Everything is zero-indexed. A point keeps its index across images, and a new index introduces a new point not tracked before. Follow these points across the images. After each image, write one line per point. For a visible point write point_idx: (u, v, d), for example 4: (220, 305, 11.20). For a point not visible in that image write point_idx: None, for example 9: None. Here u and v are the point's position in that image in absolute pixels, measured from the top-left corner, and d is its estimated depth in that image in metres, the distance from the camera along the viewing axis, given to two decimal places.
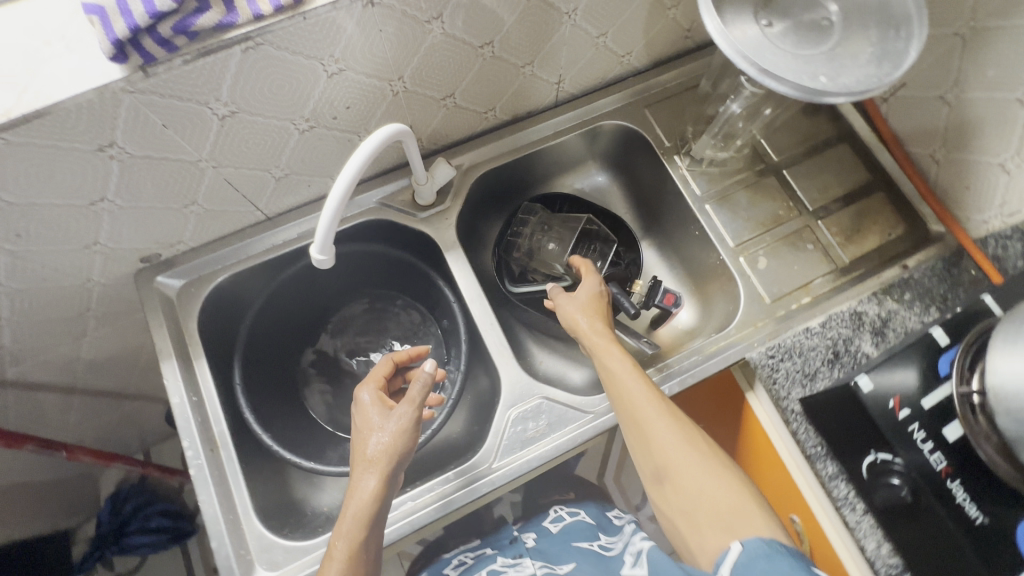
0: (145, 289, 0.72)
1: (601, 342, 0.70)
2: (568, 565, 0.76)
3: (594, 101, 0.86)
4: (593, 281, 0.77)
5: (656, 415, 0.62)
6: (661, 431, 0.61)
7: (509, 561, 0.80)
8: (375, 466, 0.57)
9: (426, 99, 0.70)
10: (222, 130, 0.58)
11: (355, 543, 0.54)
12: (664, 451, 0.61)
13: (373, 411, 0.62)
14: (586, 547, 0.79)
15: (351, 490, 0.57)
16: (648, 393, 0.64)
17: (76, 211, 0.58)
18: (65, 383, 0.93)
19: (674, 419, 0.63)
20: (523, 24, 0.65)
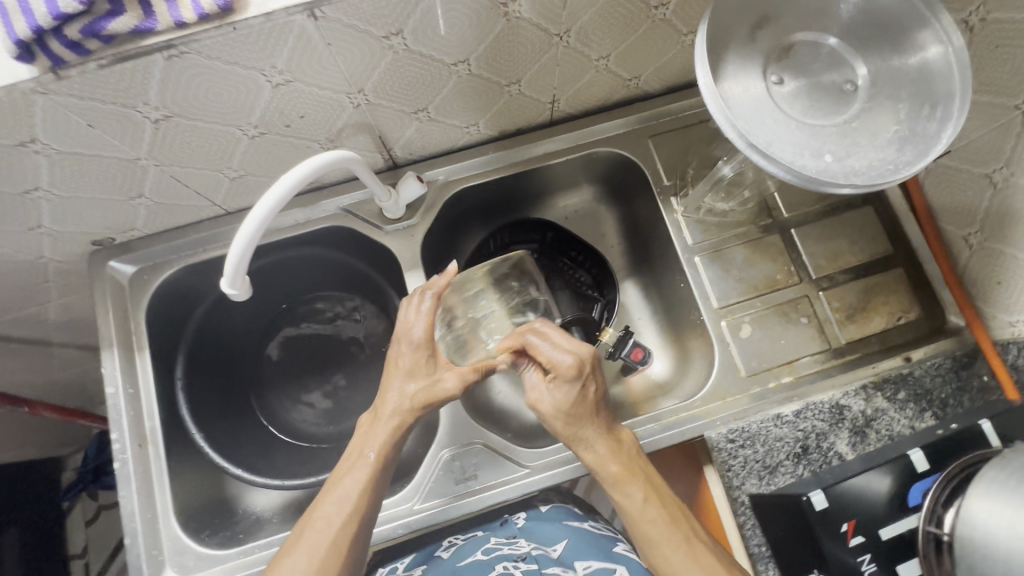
0: (98, 271, 0.71)
1: (607, 457, 0.62)
2: (560, 545, 0.66)
3: (593, 124, 0.78)
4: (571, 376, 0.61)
5: (679, 558, 0.58)
6: (683, 574, 0.58)
7: (501, 539, 0.69)
8: (419, 409, 0.61)
9: (396, 112, 0.64)
10: (158, 133, 0.54)
11: (385, 460, 0.60)
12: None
13: (426, 357, 0.62)
14: (577, 526, 0.70)
15: (387, 413, 0.61)
16: (670, 534, 0.59)
17: (10, 198, 0.56)
18: (41, 337, 0.94)
19: (697, 557, 0.58)
20: (504, 44, 0.58)
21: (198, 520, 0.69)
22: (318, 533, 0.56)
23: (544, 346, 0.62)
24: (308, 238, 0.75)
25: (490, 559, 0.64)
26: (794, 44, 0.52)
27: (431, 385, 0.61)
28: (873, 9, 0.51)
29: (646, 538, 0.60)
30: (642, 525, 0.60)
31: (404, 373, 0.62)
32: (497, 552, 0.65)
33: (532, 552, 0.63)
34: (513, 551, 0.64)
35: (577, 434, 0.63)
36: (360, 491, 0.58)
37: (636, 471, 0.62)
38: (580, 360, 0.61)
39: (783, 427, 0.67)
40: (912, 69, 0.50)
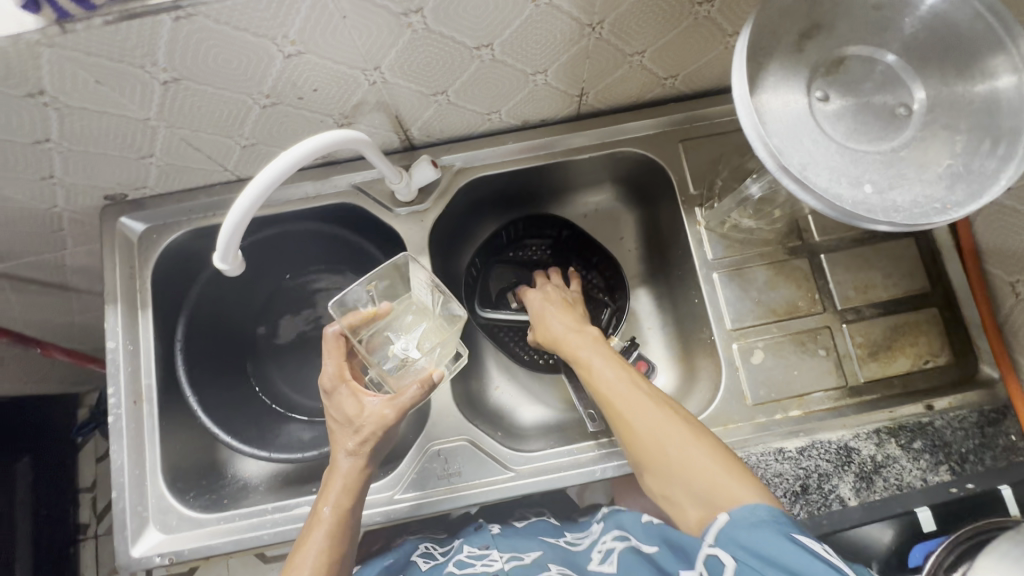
0: (109, 226, 0.71)
1: (573, 331, 0.67)
2: (535, 554, 0.65)
3: (621, 123, 0.74)
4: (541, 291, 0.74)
5: (627, 399, 0.58)
6: (627, 411, 0.58)
7: (475, 552, 0.66)
8: (361, 449, 0.57)
9: (412, 93, 0.61)
10: (168, 95, 0.53)
11: (343, 510, 0.56)
12: (637, 437, 0.56)
13: (348, 395, 0.59)
14: (554, 544, 0.68)
15: (339, 464, 0.58)
16: (618, 376, 0.60)
17: (22, 147, 0.56)
18: (59, 281, 0.96)
19: (641, 395, 0.58)
20: (531, 31, 0.55)
21: (185, 481, 0.70)
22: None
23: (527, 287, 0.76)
24: (317, 213, 0.74)
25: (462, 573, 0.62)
26: (847, 57, 0.47)
27: (358, 420, 0.58)
28: (942, 26, 0.45)
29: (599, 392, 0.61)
30: (593, 376, 0.62)
31: (336, 420, 0.59)
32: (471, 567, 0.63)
33: (505, 568, 0.61)
34: (486, 566, 0.62)
35: (546, 329, 0.69)
36: (325, 547, 0.54)
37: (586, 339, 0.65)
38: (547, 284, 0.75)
39: (783, 462, 0.63)
40: (978, 98, 0.45)
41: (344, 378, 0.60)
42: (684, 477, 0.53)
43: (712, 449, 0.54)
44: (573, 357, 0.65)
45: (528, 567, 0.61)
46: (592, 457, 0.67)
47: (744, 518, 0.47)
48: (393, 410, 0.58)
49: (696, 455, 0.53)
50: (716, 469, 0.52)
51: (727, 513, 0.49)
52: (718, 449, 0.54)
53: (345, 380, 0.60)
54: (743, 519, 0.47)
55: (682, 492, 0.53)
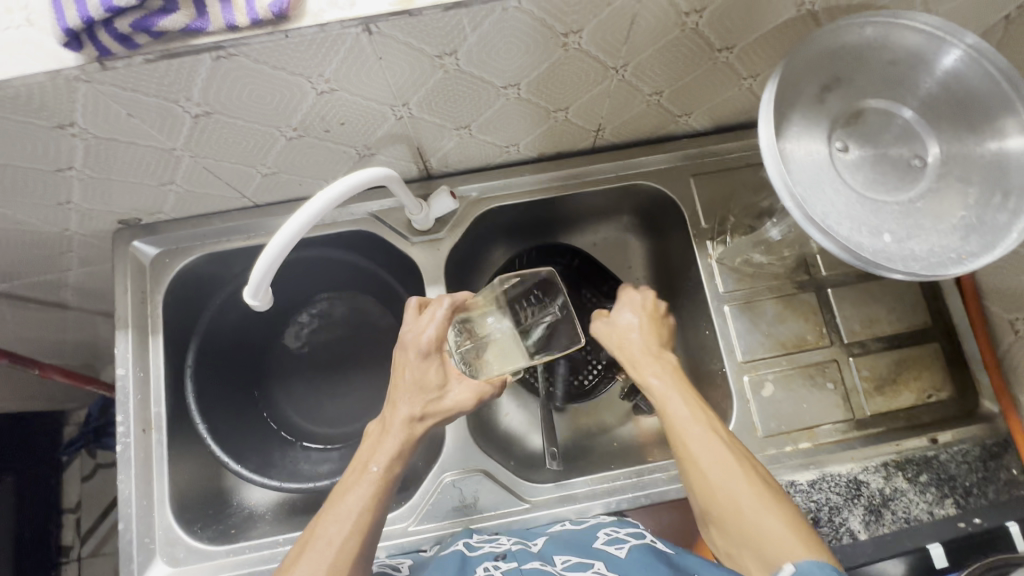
0: (121, 249, 0.71)
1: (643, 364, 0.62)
2: (541, 541, 0.61)
3: (635, 156, 0.76)
4: (630, 309, 0.67)
5: (704, 443, 0.56)
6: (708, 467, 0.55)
7: (482, 538, 0.62)
8: (428, 417, 0.57)
9: (436, 126, 0.62)
10: (197, 127, 0.53)
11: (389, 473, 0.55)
12: (710, 488, 0.54)
13: (433, 365, 0.59)
14: (560, 530, 0.63)
15: (394, 427, 0.57)
16: (693, 419, 0.57)
17: (43, 175, 0.55)
18: (58, 302, 0.94)
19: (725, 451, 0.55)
20: (557, 72, 0.57)
21: (193, 512, 0.68)
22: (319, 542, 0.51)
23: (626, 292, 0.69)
24: (333, 239, 0.74)
25: (474, 556, 0.58)
26: (865, 110, 0.49)
27: (435, 389, 0.58)
28: (955, 85, 0.48)
29: (672, 429, 0.58)
30: (669, 412, 0.58)
31: (411, 378, 0.58)
32: (479, 549, 0.59)
33: (511, 548, 0.59)
34: (494, 549, 0.59)
35: (622, 342, 0.65)
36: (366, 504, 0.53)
37: (667, 367, 0.62)
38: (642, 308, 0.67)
39: (794, 495, 0.65)
40: (989, 153, 0.47)
41: (439, 347, 0.59)
42: (751, 532, 0.52)
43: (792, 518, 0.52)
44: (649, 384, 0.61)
45: (534, 554, 0.58)
46: (606, 488, 0.68)
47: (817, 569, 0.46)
48: (474, 397, 0.59)
49: (770, 521, 0.52)
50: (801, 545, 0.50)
51: (794, 566, 0.47)
52: (791, 513, 0.53)
53: (440, 350, 0.59)
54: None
55: (747, 553, 0.52)
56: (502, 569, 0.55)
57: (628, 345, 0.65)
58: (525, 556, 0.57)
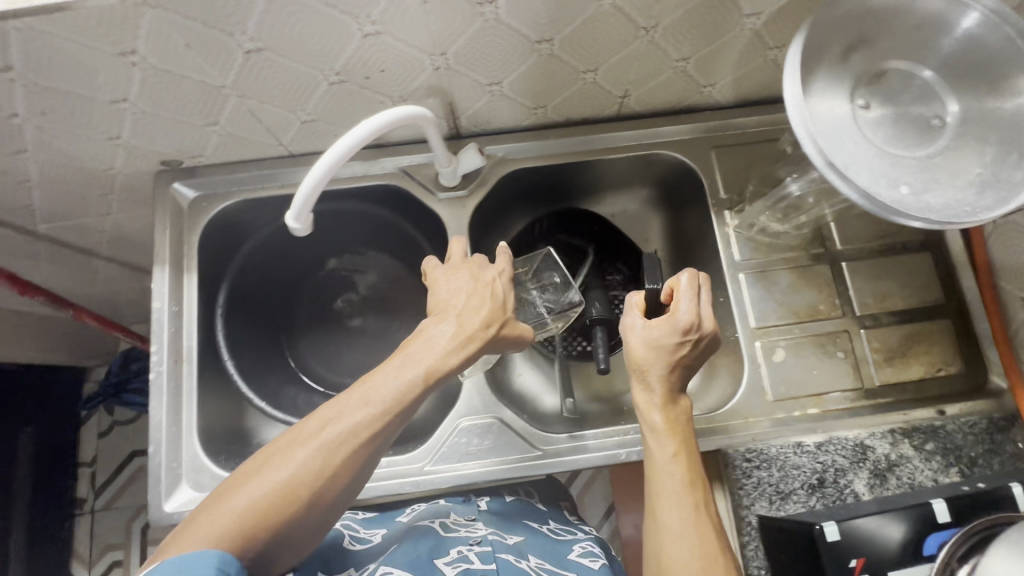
0: (162, 190, 0.74)
1: (653, 404, 0.62)
2: (517, 538, 0.71)
3: (658, 126, 0.78)
4: (670, 330, 0.62)
5: (681, 517, 0.56)
6: (677, 537, 0.55)
7: (461, 522, 0.72)
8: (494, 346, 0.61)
9: (470, 81, 0.65)
10: (247, 65, 0.56)
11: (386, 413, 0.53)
12: (673, 566, 0.54)
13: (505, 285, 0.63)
14: (539, 530, 0.75)
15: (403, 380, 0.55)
16: (681, 493, 0.57)
17: (99, 105, 0.59)
18: (92, 250, 0.99)
19: (700, 528, 0.55)
20: (591, 29, 0.59)
21: (217, 444, 0.72)
22: (336, 429, 0.52)
23: (694, 283, 0.63)
24: (363, 192, 0.77)
25: (449, 537, 0.67)
26: (887, 71, 0.51)
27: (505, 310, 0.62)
28: (975, 47, 0.50)
29: (657, 482, 0.59)
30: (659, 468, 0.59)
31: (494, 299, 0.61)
32: (456, 532, 0.69)
33: (487, 537, 0.68)
34: (471, 534, 0.68)
35: (643, 366, 0.62)
36: (356, 428, 0.52)
37: (680, 419, 0.62)
38: (694, 326, 0.61)
39: (801, 455, 0.66)
40: (1007, 114, 0.49)
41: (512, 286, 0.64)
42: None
43: None
44: (652, 427, 0.61)
45: (509, 546, 0.68)
46: (616, 441, 0.69)
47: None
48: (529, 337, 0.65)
49: None
50: None
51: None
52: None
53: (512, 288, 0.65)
54: None
55: None
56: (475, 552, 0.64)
57: (651, 371, 0.62)
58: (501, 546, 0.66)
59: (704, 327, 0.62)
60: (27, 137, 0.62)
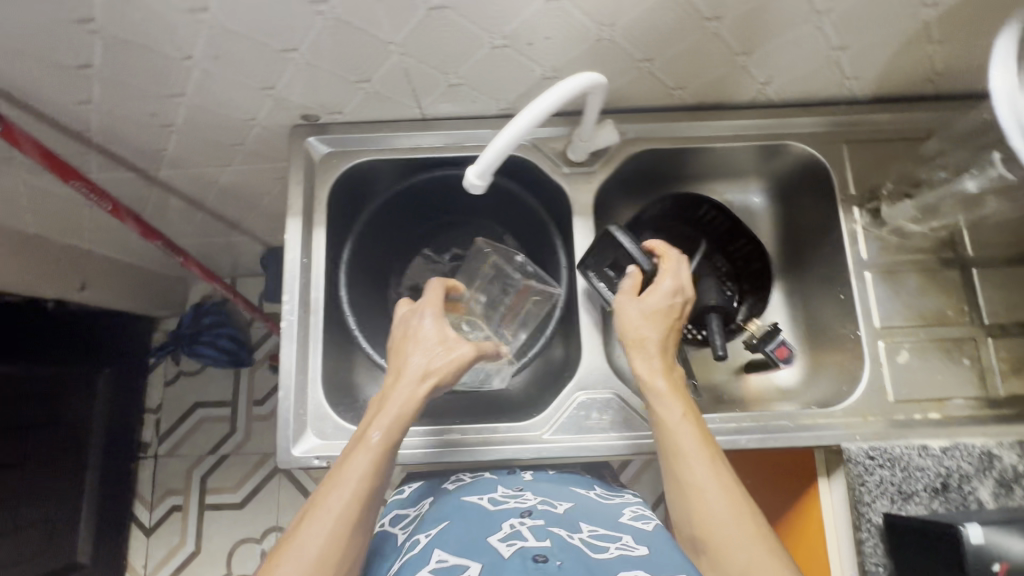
0: (296, 144, 0.75)
1: (656, 370, 0.63)
2: (567, 505, 0.68)
3: (791, 117, 0.77)
4: (665, 289, 0.67)
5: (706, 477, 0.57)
6: (707, 492, 0.56)
7: (509, 494, 0.70)
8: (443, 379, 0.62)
9: (624, 56, 0.64)
10: (424, 22, 0.56)
11: (390, 439, 0.58)
12: (710, 527, 0.55)
13: (435, 324, 0.65)
14: (587, 495, 0.72)
15: (378, 432, 0.58)
16: (700, 450, 0.58)
17: (270, 53, 0.60)
18: (198, 199, 1.01)
19: (724, 480, 0.57)
20: (764, 10, 0.58)
21: (336, 395, 0.74)
22: (342, 493, 0.55)
23: (676, 258, 0.68)
24: None
25: (497, 513, 0.65)
26: None
27: (440, 348, 0.63)
28: None
29: (675, 450, 0.59)
30: (675, 436, 0.59)
31: (420, 338, 0.64)
32: (504, 505, 0.67)
33: (536, 506, 0.66)
34: (520, 505, 0.67)
35: (641, 336, 0.65)
36: (367, 471, 0.56)
37: (671, 380, 0.63)
38: (680, 291, 0.67)
39: (925, 458, 0.65)
40: None
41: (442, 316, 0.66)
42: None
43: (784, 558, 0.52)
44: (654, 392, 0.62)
45: (561, 514, 0.65)
46: (733, 428, 0.69)
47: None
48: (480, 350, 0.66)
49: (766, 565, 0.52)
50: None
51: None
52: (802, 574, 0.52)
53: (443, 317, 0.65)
54: None
55: None
56: (527, 526, 0.60)
57: (647, 339, 0.65)
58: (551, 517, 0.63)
59: (687, 292, 0.68)
60: (191, 81, 0.64)
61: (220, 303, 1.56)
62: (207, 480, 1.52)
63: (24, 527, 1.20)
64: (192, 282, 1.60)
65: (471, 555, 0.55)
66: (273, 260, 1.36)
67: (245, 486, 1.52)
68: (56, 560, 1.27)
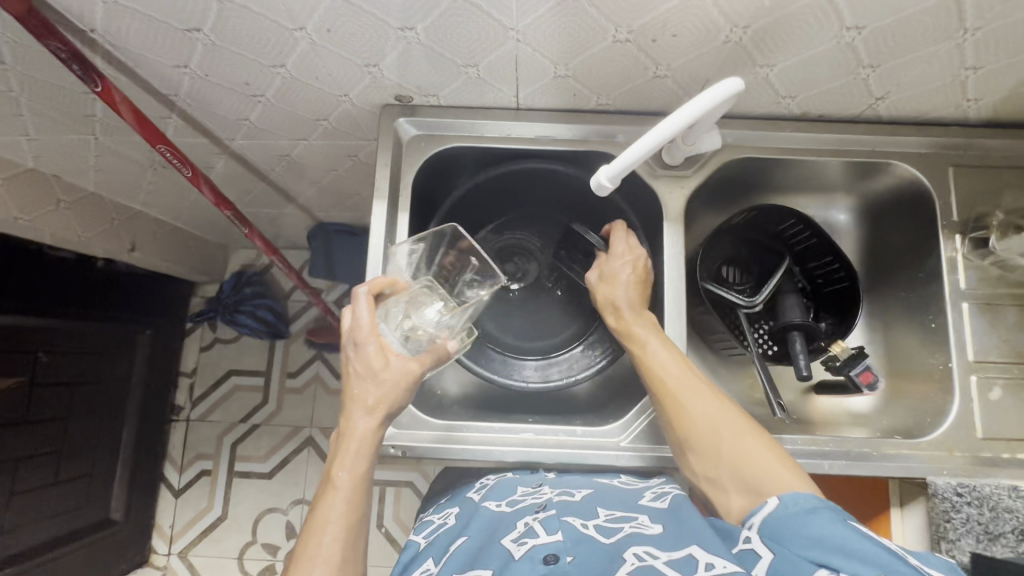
0: (386, 124, 0.73)
1: (628, 316, 0.68)
2: (586, 492, 0.66)
3: (898, 135, 0.74)
4: (620, 244, 0.73)
5: (682, 387, 0.63)
6: (689, 402, 0.62)
7: (527, 490, 0.68)
8: (380, 405, 0.62)
9: (747, 60, 0.61)
10: (555, 10, 0.54)
11: (358, 475, 0.61)
12: (695, 422, 0.62)
13: (374, 351, 0.62)
14: (608, 483, 0.69)
15: (341, 477, 0.61)
16: (678, 367, 0.64)
17: (385, 30, 0.58)
18: (263, 169, 1.00)
19: (700, 388, 0.63)
20: (909, 25, 0.56)
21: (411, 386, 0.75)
22: (325, 536, 0.58)
23: (618, 232, 0.74)
24: (577, 157, 0.76)
25: (512, 512, 0.64)
26: None
27: (381, 376, 0.62)
28: None
29: (652, 373, 0.65)
30: (652, 363, 0.65)
31: (357, 370, 0.63)
32: (521, 504, 0.65)
33: (553, 499, 0.65)
34: (536, 501, 0.65)
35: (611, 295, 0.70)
36: (343, 513, 0.60)
37: (639, 323, 0.68)
38: (632, 252, 0.72)
39: (1016, 500, 0.64)
40: None
41: (374, 333, 0.62)
42: (736, 461, 0.59)
43: (765, 443, 0.60)
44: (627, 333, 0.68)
45: (577, 504, 0.63)
46: (814, 450, 0.68)
47: (798, 504, 0.53)
48: (419, 364, 0.64)
49: (751, 446, 0.60)
50: (770, 462, 0.58)
51: (778, 498, 0.55)
52: (780, 450, 0.60)
53: (376, 335, 0.62)
54: (794, 503, 0.53)
55: (727, 475, 0.60)
56: (541, 521, 0.61)
57: (612, 296, 0.70)
58: (567, 510, 0.62)
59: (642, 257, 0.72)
60: (295, 52, 0.62)
61: (262, 273, 1.58)
62: (237, 448, 1.52)
63: (63, 480, 1.20)
64: (233, 249, 1.59)
65: (485, 562, 0.57)
66: (320, 235, 1.35)
67: (274, 457, 1.51)
68: (89, 515, 1.28)
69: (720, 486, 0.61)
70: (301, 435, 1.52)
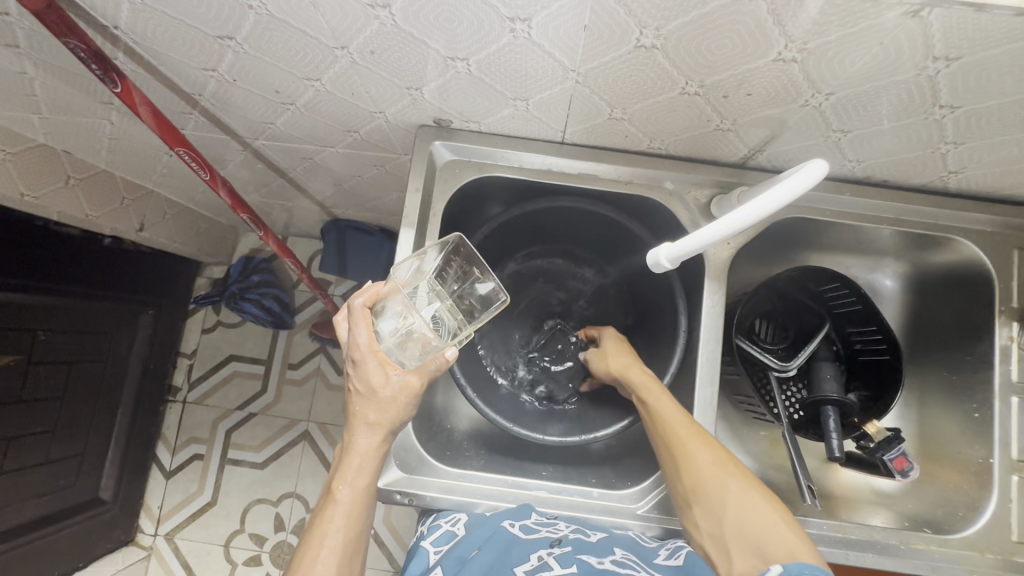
0: (420, 146, 0.68)
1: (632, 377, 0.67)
2: (601, 536, 0.62)
3: (964, 210, 0.69)
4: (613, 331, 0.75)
5: (692, 438, 0.61)
6: (697, 458, 0.60)
7: (541, 520, 0.64)
8: (381, 421, 0.60)
9: (821, 126, 0.57)
10: (624, 58, 0.49)
11: (360, 490, 0.60)
12: (702, 480, 0.59)
13: (374, 366, 0.59)
14: (623, 533, 0.64)
15: (341, 493, 0.60)
16: (686, 423, 0.62)
17: (434, 58, 0.53)
18: (282, 167, 0.95)
19: (710, 446, 0.61)
20: (1005, 111, 0.51)
21: (423, 422, 0.72)
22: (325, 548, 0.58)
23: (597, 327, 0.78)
24: (620, 198, 0.71)
25: (527, 539, 0.59)
26: None
27: (380, 394, 0.59)
28: None
29: (661, 426, 0.62)
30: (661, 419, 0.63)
31: (359, 388, 0.60)
32: (536, 534, 0.61)
33: (569, 536, 0.61)
34: (552, 533, 0.61)
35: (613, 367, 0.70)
36: (344, 526, 0.59)
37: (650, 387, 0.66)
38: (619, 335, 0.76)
39: None
40: None
41: (372, 350, 0.59)
42: (741, 518, 0.56)
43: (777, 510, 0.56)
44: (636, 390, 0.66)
45: (593, 545, 0.59)
46: (840, 538, 0.64)
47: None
48: (419, 378, 0.60)
49: (763, 511, 0.56)
50: (782, 531, 0.54)
51: (781, 568, 0.49)
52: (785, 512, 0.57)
53: (375, 351, 0.59)
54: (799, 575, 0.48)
55: (735, 540, 0.56)
56: (555, 556, 0.57)
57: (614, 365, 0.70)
58: (583, 547, 0.58)
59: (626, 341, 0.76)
60: (334, 68, 0.57)
61: (269, 262, 1.54)
62: (231, 435, 1.50)
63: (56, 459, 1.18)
64: (243, 233, 1.55)
65: None
66: (333, 231, 1.30)
67: (268, 448, 1.49)
68: (80, 494, 1.26)
69: (723, 544, 0.57)
70: (297, 428, 1.49)
